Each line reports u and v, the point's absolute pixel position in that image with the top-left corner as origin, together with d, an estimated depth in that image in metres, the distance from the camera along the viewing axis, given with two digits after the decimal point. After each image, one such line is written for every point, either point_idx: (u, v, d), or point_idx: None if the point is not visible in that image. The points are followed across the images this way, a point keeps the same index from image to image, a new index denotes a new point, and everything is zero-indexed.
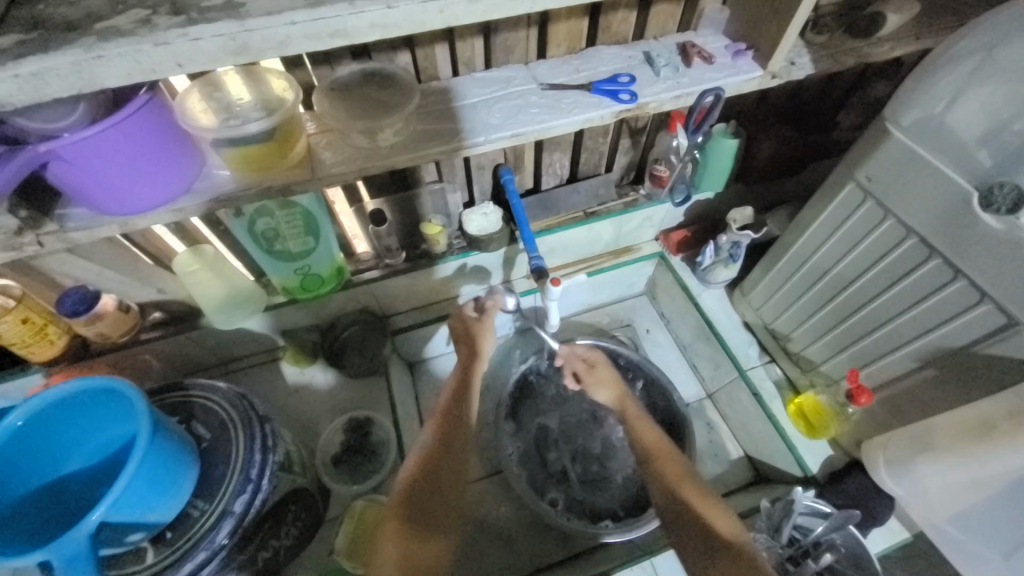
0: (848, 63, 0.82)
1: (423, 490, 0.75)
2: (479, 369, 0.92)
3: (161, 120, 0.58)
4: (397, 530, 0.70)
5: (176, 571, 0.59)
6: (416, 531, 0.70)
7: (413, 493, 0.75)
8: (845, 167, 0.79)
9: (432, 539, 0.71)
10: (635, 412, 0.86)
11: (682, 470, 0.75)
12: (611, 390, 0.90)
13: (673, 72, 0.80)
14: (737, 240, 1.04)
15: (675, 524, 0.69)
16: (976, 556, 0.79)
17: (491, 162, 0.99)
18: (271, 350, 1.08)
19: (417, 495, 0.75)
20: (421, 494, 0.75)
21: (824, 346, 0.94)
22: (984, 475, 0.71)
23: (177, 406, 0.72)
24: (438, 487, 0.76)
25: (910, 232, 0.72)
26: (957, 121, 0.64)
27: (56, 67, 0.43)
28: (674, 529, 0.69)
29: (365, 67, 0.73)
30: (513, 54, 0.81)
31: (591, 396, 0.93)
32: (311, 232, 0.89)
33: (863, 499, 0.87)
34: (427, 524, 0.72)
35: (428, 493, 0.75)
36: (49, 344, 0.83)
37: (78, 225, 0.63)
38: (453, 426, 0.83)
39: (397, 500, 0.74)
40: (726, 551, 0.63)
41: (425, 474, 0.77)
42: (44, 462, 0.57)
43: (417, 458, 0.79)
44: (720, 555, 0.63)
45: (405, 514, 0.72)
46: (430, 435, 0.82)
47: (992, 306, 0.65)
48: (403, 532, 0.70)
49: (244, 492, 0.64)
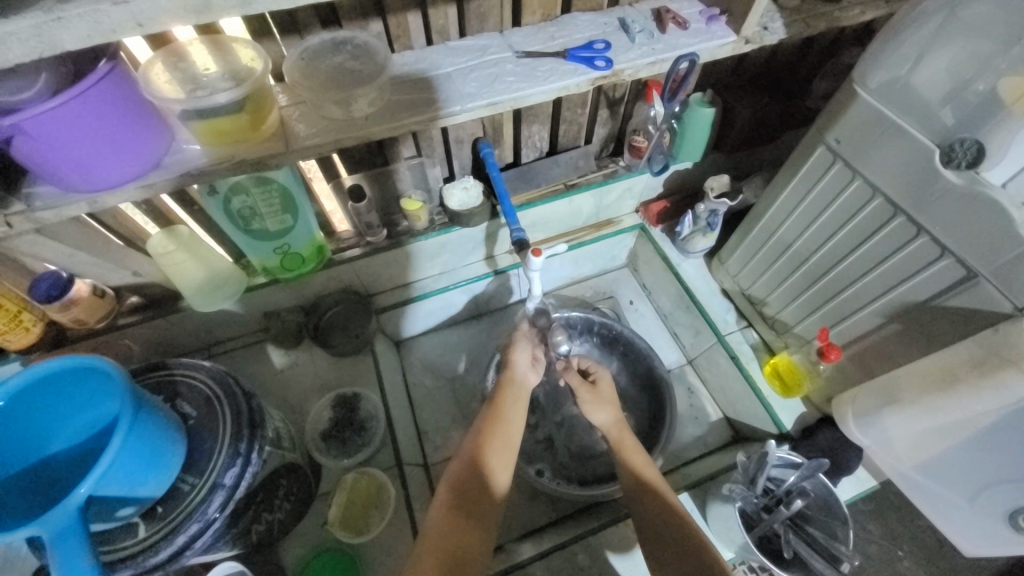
0: (819, 28, 0.83)
1: (473, 475, 0.71)
2: (519, 376, 0.86)
3: (124, 92, 0.56)
4: (448, 513, 0.66)
5: (169, 543, 0.60)
6: (463, 517, 0.66)
7: (461, 481, 0.70)
8: (816, 131, 0.81)
9: (478, 527, 0.67)
10: (631, 444, 0.81)
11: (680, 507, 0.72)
12: (611, 413, 0.86)
13: (648, 38, 0.80)
14: (714, 209, 1.07)
15: (666, 547, 0.68)
16: (944, 498, 0.84)
17: (469, 135, 0.98)
18: (255, 332, 1.07)
19: (464, 483, 0.70)
20: (469, 481, 0.70)
21: (798, 308, 0.97)
22: (948, 424, 0.75)
23: (161, 385, 0.71)
24: (481, 478, 0.71)
25: (877, 193, 0.74)
26: (923, 80, 0.66)
27: (17, 32, 0.42)
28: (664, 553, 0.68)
29: (335, 36, 0.71)
30: (487, 21, 0.80)
31: (585, 408, 0.88)
32: (289, 210, 0.87)
33: (832, 451, 0.92)
34: (475, 511, 0.68)
35: (482, 481, 0.70)
36: (25, 332, 0.82)
37: (46, 204, 0.62)
38: (496, 413, 0.79)
39: (446, 487, 0.70)
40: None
41: (472, 461, 0.72)
42: (29, 443, 0.57)
43: (472, 448, 0.74)
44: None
45: (455, 499, 0.68)
46: (476, 430, 0.78)
47: (953, 259, 0.68)
48: (452, 517, 0.66)
49: (234, 466, 0.65)
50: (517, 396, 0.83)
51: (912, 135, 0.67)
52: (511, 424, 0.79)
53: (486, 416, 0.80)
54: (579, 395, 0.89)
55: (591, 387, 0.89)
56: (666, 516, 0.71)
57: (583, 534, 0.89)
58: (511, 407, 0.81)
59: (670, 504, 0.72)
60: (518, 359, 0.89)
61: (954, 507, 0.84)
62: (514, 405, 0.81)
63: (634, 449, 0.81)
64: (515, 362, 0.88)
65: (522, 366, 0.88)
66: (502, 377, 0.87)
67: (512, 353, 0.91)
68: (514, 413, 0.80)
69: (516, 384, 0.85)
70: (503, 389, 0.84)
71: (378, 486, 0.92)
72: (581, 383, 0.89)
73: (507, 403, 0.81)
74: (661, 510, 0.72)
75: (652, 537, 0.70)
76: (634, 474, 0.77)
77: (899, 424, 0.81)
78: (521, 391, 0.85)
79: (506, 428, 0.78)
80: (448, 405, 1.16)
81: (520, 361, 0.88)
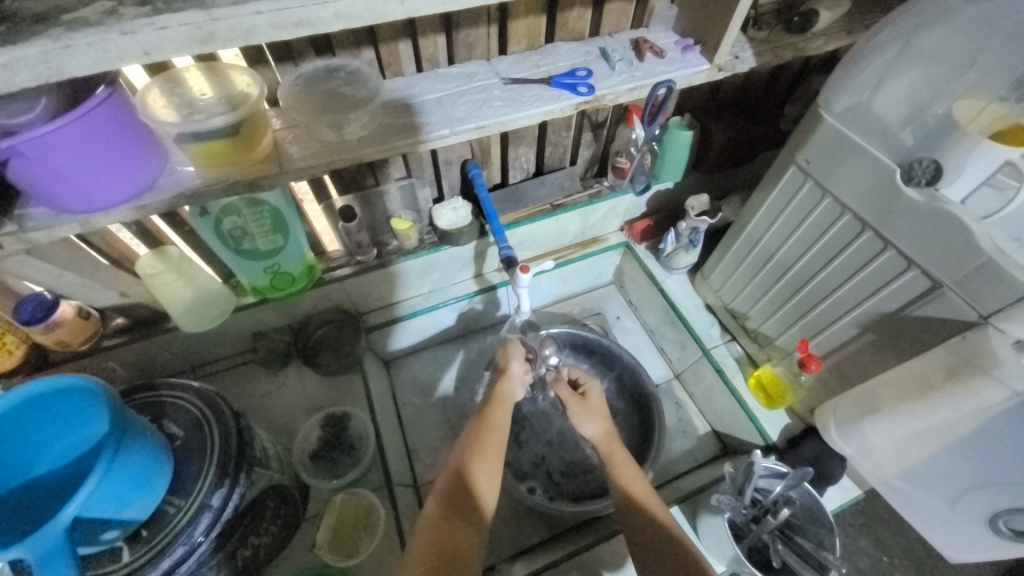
0: (786, 58, 0.89)
1: (464, 493, 0.70)
2: (508, 387, 0.89)
3: (122, 116, 0.58)
4: (438, 518, 0.66)
5: (154, 568, 0.59)
6: (455, 519, 0.66)
7: (452, 489, 0.70)
8: (787, 153, 0.85)
9: (469, 528, 0.66)
10: (620, 456, 0.82)
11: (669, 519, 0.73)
12: (601, 426, 0.87)
13: (627, 66, 0.84)
14: (695, 226, 1.10)
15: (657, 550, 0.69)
16: (926, 504, 0.86)
17: (458, 157, 1.01)
18: (243, 352, 1.06)
19: (454, 489, 0.70)
20: (460, 491, 0.70)
21: (778, 321, 1.00)
22: (925, 430, 0.78)
23: (147, 406, 0.71)
24: (471, 494, 0.70)
25: (845, 210, 0.78)
26: (883, 105, 0.71)
27: (25, 58, 0.43)
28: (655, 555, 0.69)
29: (328, 64, 0.74)
30: (475, 50, 0.84)
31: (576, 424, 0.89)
32: (280, 230, 0.88)
33: (817, 461, 0.93)
34: (467, 514, 0.68)
35: (473, 489, 0.71)
36: (6, 354, 0.81)
37: (38, 225, 0.62)
38: (487, 425, 0.80)
39: (436, 495, 0.70)
40: None
41: (459, 479, 0.72)
42: (12, 467, 0.56)
43: (461, 465, 0.74)
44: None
45: (446, 505, 0.69)
46: (465, 441, 0.78)
47: (918, 271, 0.72)
48: (444, 520, 0.66)
49: (222, 487, 0.64)
50: (505, 407, 0.85)
51: (876, 156, 0.72)
52: (501, 432, 0.80)
53: (476, 424, 0.81)
54: (568, 406, 0.90)
55: (581, 399, 0.90)
56: (655, 527, 0.72)
57: (575, 551, 0.89)
58: (500, 419, 0.82)
59: (661, 519, 0.73)
60: (515, 368, 0.91)
61: (935, 513, 0.86)
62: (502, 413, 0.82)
63: (626, 463, 0.81)
64: (511, 373, 0.90)
65: (515, 378, 0.90)
66: (494, 389, 0.88)
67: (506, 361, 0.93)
68: (503, 421, 0.82)
69: (506, 394, 0.87)
70: (493, 398, 0.85)
71: (367, 507, 0.91)
72: (571, 395, 0.90)
73: (495, 411, 0.83)
74: (649, 520, 0.73)
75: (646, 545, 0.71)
76: (625, 487, 0.78)
77: (880, 433, 0.84)
78: (509, 401, 0.87)
79: (494, 435, 0.78)
80: (437, 423, 1.16)
81: (516, 372, 0.91)
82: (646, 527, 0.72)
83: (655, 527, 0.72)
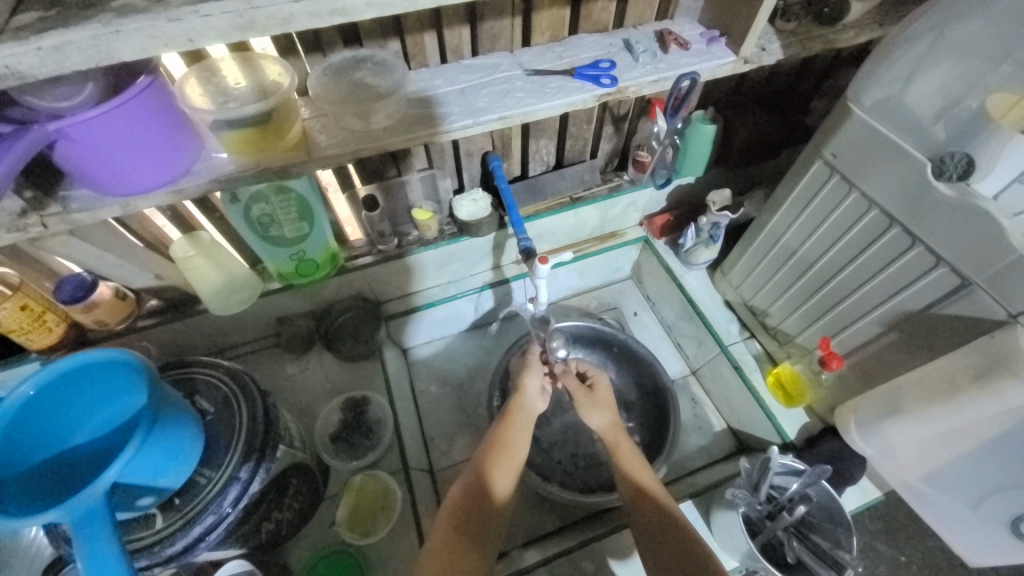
0: (816, 50, 0.87)
1: (477, 494, 0.72)
2: (524, 404, 0.86)
3: (161, 103, 0.60)
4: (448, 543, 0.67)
5: (185, 535, 0.62)
6: (464, 544, 0.67)
7: (465, 504, 0.71)
8: (813, 147, 0.84)
9: (476, 552, 0.67)
10: (624, 447, 0.82)
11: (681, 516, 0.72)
12: (606, 416, 0.86)
13: (651, 57, 0.84)
14: (716, 221, 1.09)
15: (662, 541, 0.70)
16: (948, 508, 0.85)
17: (480, 149, 1.02)
18: (267, 336, 1.10)
19: (468, 508, 0.71)
20: (473, 497, 0.72)
21: (799, 318, 0.99)
22: (951, 433, 0.76)
23: (180, 382, 0.74)
24: (488, 504, 0.72)
25: (873, 205, 0.77)
26: (915, 98, 0.69)
27: (77, 41, 0.46)
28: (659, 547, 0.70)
29: (357, 54, 0.76)
30: (499, 41, 0.85)
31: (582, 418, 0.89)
32: (306, 219, 0.91)
33: (836, 460, 0.92)
34: (476, 534, 0.69)
35: (484, 502, 0.72)
36: (47, 332, 0.84)
37: (82, 206, 0.65)
38: (501, 440, 0.79)
39: (448, 513, 0.71)
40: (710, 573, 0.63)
41: (476, 491, 0.72)
42: (53, 433, 0.59)
43: (478, 468, 0.75)
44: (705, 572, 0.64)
45: (456, 527, 0.69)
46: (481, 452, 0.78)
47: (947, 268, 0.70)
48: (452, 545, 0.66)
49: (250, 460, 0.67)
50: (524, 421, 0.83)
51: (905, 149, 0.70)
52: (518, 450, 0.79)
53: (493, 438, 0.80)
54: (575, 399, 0.89)
55: (589, 392, 0.90)
56: (665, 516, 0.72)
57: (587, 540, 0.90)
58: (517, 434, 0.80)
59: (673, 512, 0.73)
60: (531, 384, 0.88)
61: (957, 515, 0.84)
62: (519, 432, 0.80)
63: (631, 454, 0.81)
64: (526, 388, 0.87)
65: (532, 392, 0.88)
66: (510, 403, 0.86)
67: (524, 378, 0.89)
68: (519, 441, 0.80)
69: (524, 410, 0.85)
70: (510, 413, 0.83)
71: (385, 489, 0.94)
72: (580, 388, 0.89)
73: (511, 430, 0.81)
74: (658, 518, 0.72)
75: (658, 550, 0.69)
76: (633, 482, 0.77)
77: (903, 434, 0.82)
78: (527, 417, 0.85)
79: (512, 455, 0.78)
80: (453, 412, 1.18)
81: (531, 387, 0.88)
82: (652, 521, 0.72)
83: (664, 519, 0.72)
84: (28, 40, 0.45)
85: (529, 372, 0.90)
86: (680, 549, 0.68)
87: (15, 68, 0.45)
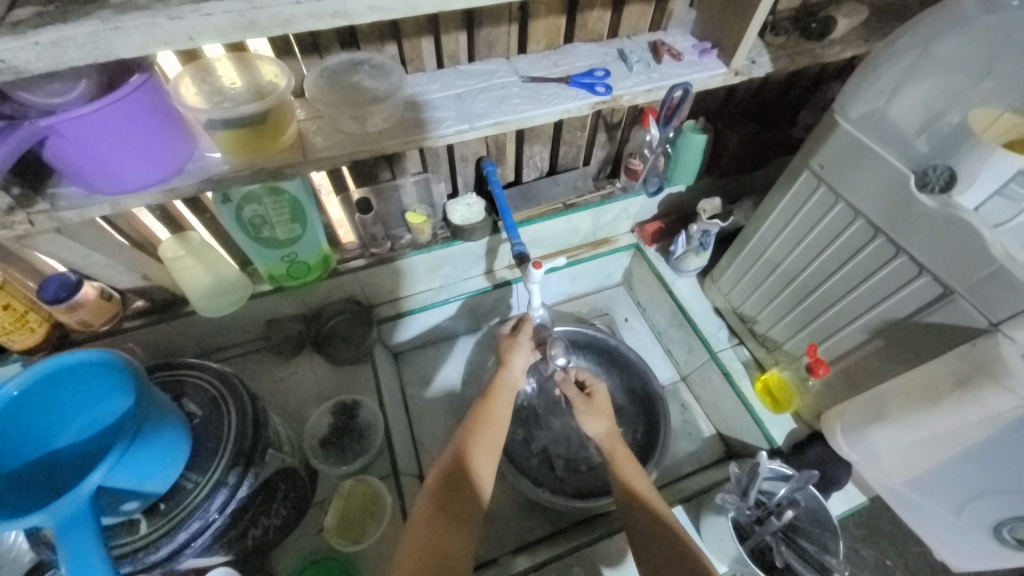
0: (803, 64, 0.89)
1: (460, 469, 0.73)
2: (508, 380, 0.88)
3: (155, 101, 0.60)
4: (431, 513, 0.68)
5: (170, 540, 0.61)
6: (447, 519, 0.68)
7: (448, 480, 0.72)
8: (800, 158, 0.86)
9: (459, 528, 0.68)
10: (621, 454, 0.82)
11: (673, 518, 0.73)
12: (603, 424, 0.86)
13: (645, 67, 0.86)
14: (706, 229, 1.11)
15: (653, 546, 0.71)
16: (930, 512, 0.87)
17: (474, 154, 1.02)
18: (256, 339, 1.08)
19: (451, 481, 0.72)
20: (456, 473, 0.73)
21: (787, 325, 1.01)
22: (935, 438, 0.78)
23: (167, 384, 0.73)
24: (469, 478, 0.73)
25: (859, 215, 0.79)
26: (899, 111, 0.71)
27: (75, 37, 0.45)
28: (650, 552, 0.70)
29: (354, 57, 0.76)
30: (495, 48, 0.85)
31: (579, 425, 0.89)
32: (299, 220, 0.90)
33: (822, 465, 0.93)
34: (457, 508, 0.70)
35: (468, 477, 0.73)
36: (30, 332, 0.82)
37: (70, 204, 0.64)
38: (483, 417, 0.81)
39: (431, 489, 0.71)
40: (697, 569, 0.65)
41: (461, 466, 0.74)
42: (35, 436, 0.57)
43: (460, 443, 0.77)
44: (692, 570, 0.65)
45: (437, 504, 0.70)
46: (464, 429, 0.79)
47: (930, 278, 0.72)
48: (434, 520, 0.67)
49: (238, 465, 0.66)
50: (506, 398, 0.85)
51: (891, 160, 0.72)
52: (498, 425, 0.81)
53: (475, 415, 0.82)
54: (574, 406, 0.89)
55: (587, 400, 0.89)
56: (656, 519, 0.73)
57: (578, 546, 0.90)
58: (498, 411, 0.82)
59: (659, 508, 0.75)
60: (517, 362, 0.90)
61: (939, 518, 0.86)
62: (501, 407, 0.83)
63: (626, 459, 0.82)
64: (511, 365, 0.89)
65: (516, 369, 0.89)
66: (494, 379, 0.88)
67: (510, 357, 0.91)
68: (501, 417, 0.82)
69: (506, 386, 0.87)
70: (493, 391, 0.85)
71: (374, 494, 0.93)
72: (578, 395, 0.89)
73: (494, 406, 0.82)
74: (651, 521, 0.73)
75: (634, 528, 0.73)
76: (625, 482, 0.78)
77: (887, 439, 0.84)
78: (510, 395, 0.87)
79: (493, 431, 0.79)
80: (444, 416, 1.17)
81: (517, 365, 0.90)
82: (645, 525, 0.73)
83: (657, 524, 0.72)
84: (25, 34, 0.44)
85: (514, 347, 0.92)
86: (671, 550, 0.69)
87: (11, 63, 0.45)
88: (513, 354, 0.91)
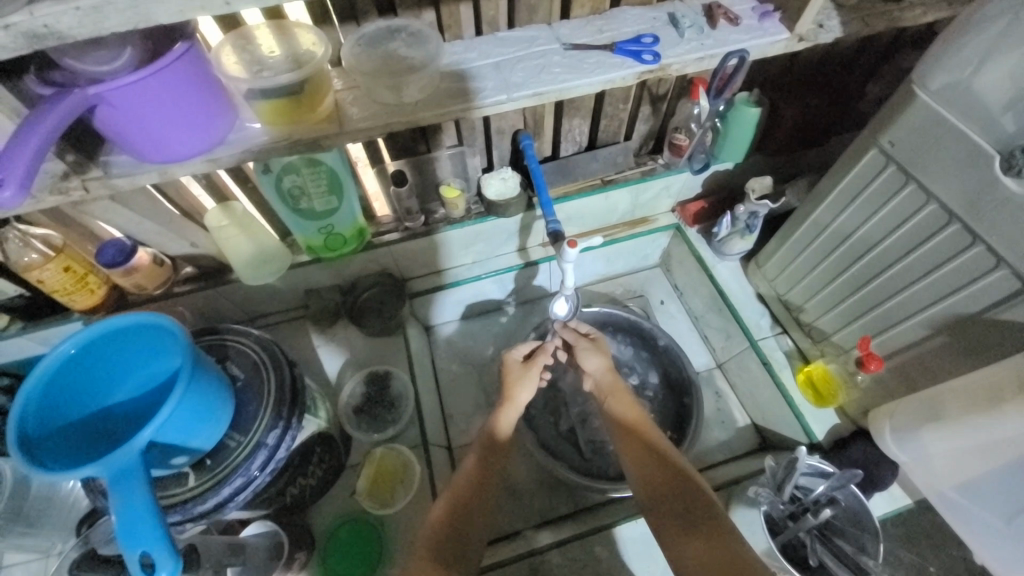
0: (878, 28, 0.80)
1: (472, 475, 0.73)
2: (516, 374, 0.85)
3: (197, 71, 0.60)
4: (443, 526, 0.69)
5: (216, 494, 0.65)
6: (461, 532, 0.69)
7: (461, 494, 0.71)
8: (867, 134, 0.78)
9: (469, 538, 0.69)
10: (640, 418, 0.81)
11: (692, 473, 0.71)
12: (601, 359, 0.90)
13: (697, 33, 0.79)
14: (754, 210, 1.05)
15: (661, 506, 0.69)
16: (981, 520, 0.80)
17: (511, 127, 0.99)
18: (295, 308, 1.12)
19: (467, 494, 0.71)
20: (473, 482, 0.72)
21: (837, 316, 0.95)
22: (994, 444, 0.71)
23: (212, 347, 0.76)
24: (479, 477, 0.73)
25: (932, 199, 0.71)
26: (984, 84, 0.62)
27: (115, 2, 0.46)
28: (659, 514, 0.68)
29: (391, 24, 0.74)
30: (537, 13, 0.81)
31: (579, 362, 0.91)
32: (335, 192, 0.91)
33: (866, 464, 0.89)
34: (470, 517, 0.70)
35: (472, 484, 0.72)
36: (90, 293, 0.88)
37: (121, 171, 0.66)
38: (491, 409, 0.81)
39: (447, 500, 0.71)
40: (707, 528, 0.64)
41: (483, 451, 0.76)
42: (92, 390, 0.62)
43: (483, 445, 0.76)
44: (700, 533, 0.64)
45: (454, 515, 0.70)
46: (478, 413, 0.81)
47: (1008, 271, 0.65)
48: (446, 529, 0.68)
49: (276, 427, 0.69)
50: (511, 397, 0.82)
51: (968, 138, 0.65)
52: (504, 417, 0.81)
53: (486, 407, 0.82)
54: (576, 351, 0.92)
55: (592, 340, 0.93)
56: (675, 475, 0.71)
57: (601, 525, 0.91)
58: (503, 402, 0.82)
59: (704, 488, 0.69)
60: (523, 398, 0.83)
61: (995, 533, 0.78)
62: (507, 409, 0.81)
63: (647, 425, 0.80)
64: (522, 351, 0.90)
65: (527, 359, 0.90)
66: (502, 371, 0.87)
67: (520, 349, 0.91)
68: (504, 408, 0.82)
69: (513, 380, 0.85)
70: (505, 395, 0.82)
71: (403, 463, 0.95)
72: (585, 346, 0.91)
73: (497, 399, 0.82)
74: (668, 477, 0.71)
75: (666, 517, 0.68)
76: (647, 445, 0.76)
77: (940, 442, 0.78)
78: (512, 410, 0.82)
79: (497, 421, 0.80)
80: (473, 391, 1.19)
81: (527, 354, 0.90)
82: (660, 475, 0.71)
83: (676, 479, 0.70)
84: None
85: (520, 381, 0.84)
86: (685, 508, 0.67)
87: (55, 28, 0.46)
88: (517, 389, 0.83)
